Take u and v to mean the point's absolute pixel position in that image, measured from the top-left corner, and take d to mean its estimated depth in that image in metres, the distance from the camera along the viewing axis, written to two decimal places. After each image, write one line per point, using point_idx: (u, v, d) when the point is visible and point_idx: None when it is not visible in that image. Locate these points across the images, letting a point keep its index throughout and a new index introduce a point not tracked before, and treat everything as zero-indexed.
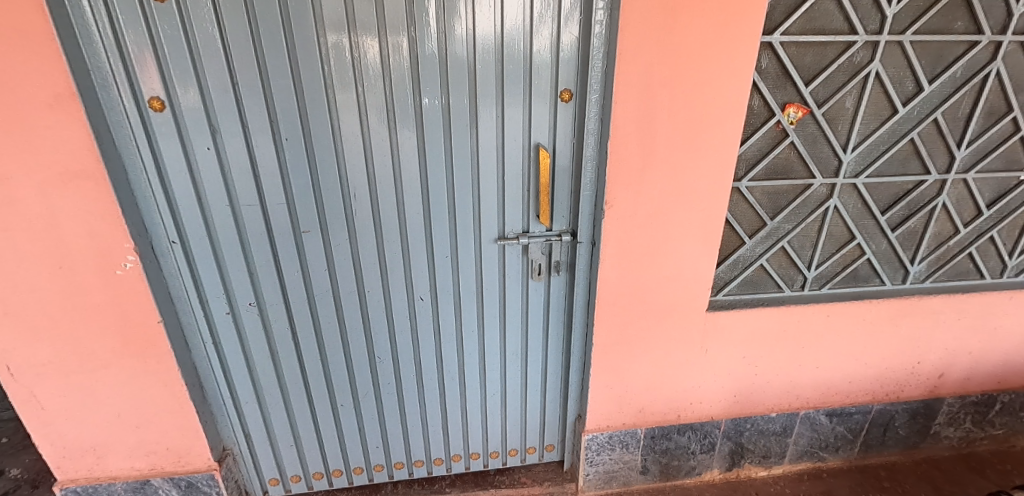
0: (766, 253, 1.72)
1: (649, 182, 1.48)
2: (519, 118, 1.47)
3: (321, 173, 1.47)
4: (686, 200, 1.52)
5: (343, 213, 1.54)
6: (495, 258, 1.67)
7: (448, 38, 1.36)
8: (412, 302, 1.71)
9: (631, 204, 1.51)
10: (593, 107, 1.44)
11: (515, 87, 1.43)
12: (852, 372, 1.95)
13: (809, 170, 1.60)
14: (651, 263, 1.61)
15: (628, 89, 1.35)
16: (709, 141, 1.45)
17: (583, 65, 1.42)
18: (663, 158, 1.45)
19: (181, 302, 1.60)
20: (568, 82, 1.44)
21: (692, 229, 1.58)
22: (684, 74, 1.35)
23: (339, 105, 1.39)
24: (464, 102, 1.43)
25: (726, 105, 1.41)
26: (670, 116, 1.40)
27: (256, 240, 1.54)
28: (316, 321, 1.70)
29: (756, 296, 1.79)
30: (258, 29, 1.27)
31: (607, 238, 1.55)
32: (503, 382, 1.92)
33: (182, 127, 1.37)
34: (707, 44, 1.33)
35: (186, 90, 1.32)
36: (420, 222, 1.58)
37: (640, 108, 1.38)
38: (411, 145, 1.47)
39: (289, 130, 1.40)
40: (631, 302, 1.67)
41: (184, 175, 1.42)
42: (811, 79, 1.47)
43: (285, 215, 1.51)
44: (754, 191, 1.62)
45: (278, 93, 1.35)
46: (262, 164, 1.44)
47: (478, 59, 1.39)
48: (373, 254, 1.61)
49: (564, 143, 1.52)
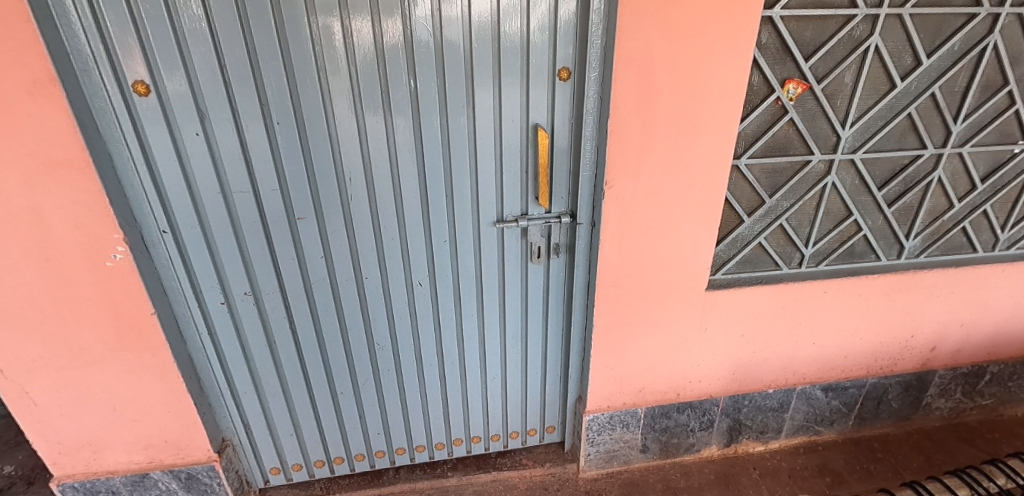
0: (765, 231, 1.72)
1: (649, 161, 1.46)
2: (516, 98, 1.44)
3: (315, 158, 1.44)
4: (685, 179, 1.51)
5: (339, 199, 1.51)
6: (494, 242, 1.65)
7: (443, 16, 1.31)
8: (411, 288, 1.70)
9: (631, 183, 1.49)
10: (592, 86, 1.41)
11: (512, 67, 1.40)
12: (847, 347, 1.97)
13: (807, 147, 1.60)
14: (651, 243, 1.61)
15: (628, 67, 1.33)
16: (709, 119, 1.43)
17: (581, 43, 1.39)
18: (663, 136, 1.44)
19: (174, 293, 1.56)
20: (567, 60, 1.41)
21: (691, 209, 1.57)
22: (685, 50, 1.33)
23: (331, 88, 1.35)
24: (460, 83, 1.40)
25: (726, 82, 1.39)
26: (670, 93, 1.38)
27: (250, 228, 1.50)
28: (314, 309, 1.68)
29: (754, 275, 1.80)
30: (245, 9, 1.22)
31: (607, 219, 1.54)
32: (503, 366, 1.92)
33: (169, 113, 1.32)
34: (708, 18, 1.30)
35: (172, 74, 1.27)
36: (417, 206, 1.56)
37: (641, 86, 1.36)
38: (406, 129, 1.44)
39: (281, 114, 1.36)
40: (631, 283, 1.67)
41: (173, 163, 1.38)
42: (811, 54, 1.45)
43: (279, 202, 1.48)
44: (754, 169, 1.62)
45: (268, 76, 1.31)
46: (254, 150, 1.39)
47: (474, 37, 1.35)
48: (370, 240, 1.59)
49: (563, 123, 1.49)
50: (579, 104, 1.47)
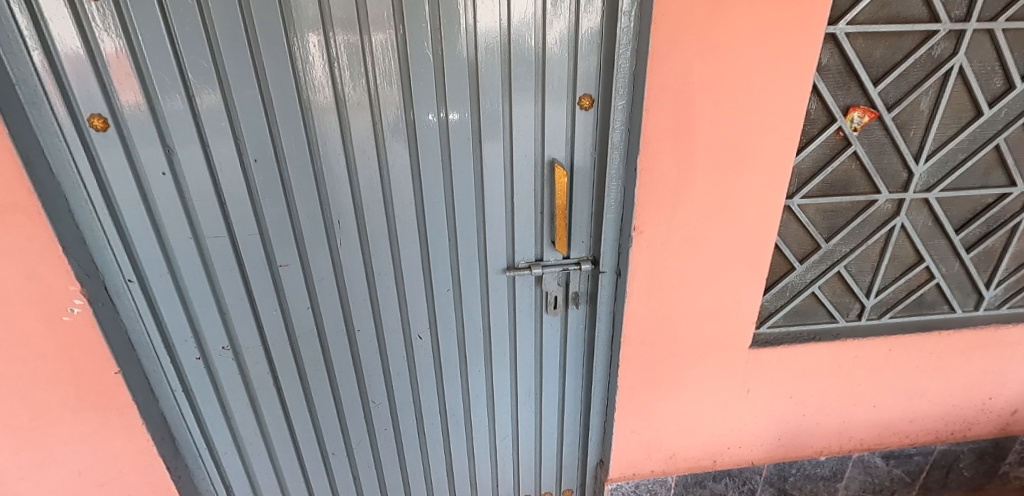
0: (819, 279, 1.48)
1: (687, 201, 1.24)
2: (529, 130, 1.24)
3: (298, 199, 1.25)
4: (727, 223, 1.28)
5: (327, 244, 1.32)
6: (504, 291, 1.44)
7: (444, 38, 1.13)
8: (410, 341, 1.49)
9: (663, 228, 1.27)
10: (619, 116, 1.20)
11: (525, 94, 1.20)
12: (914, 410, 1.70)
13: (873, 184, 1.36)
14: (686, 296, 1.37)
15: (663, 95, 1.11)
16: (758, 154, 1.21)
17: (606, 66, 1.19)
18: (703, 172, 1.21)
19: (143, 346, 1.39)
20: (588, 86, 1.21)
21: (734, 257, 1.33)
22: (731, 74, 1.11)
23: (316, 120, 1.17)
24: (465, 113, 1.21)
25: (780, 111, 1.16)
26: (712, 126, 1.16)
27: (226, 275, 1.32)
28: (300, 364, 1.48)
29: (805, 328, 1.55)
30: (215, 31, 1.05)
31: (635, 269, 1.31)
32: (515, 425, 1.69)
33: (131, 149, 1.15)
34: (760, 37, 1.08)
35: (133, 105, 1.10)
36: (416, 251, 1.36)
37: (678, 117, 1.14)
38: (403, 165, 1.25)
39: (258, 150, 1.18)
40: (662, 340, 1.43)
41: (137, 205, 1.21)
42: (881, 78, 1.22)
43: (258, 248, 1.30)
44: (808, 210, 1.38)
45: (243, 107, 1.13)
46: (228, 189, 1.22)
47: (480, 61, 1.16)
48: (363, 289, 1.39)
49: (584, 158, 1.28)
50: (603, 136, 1.26)
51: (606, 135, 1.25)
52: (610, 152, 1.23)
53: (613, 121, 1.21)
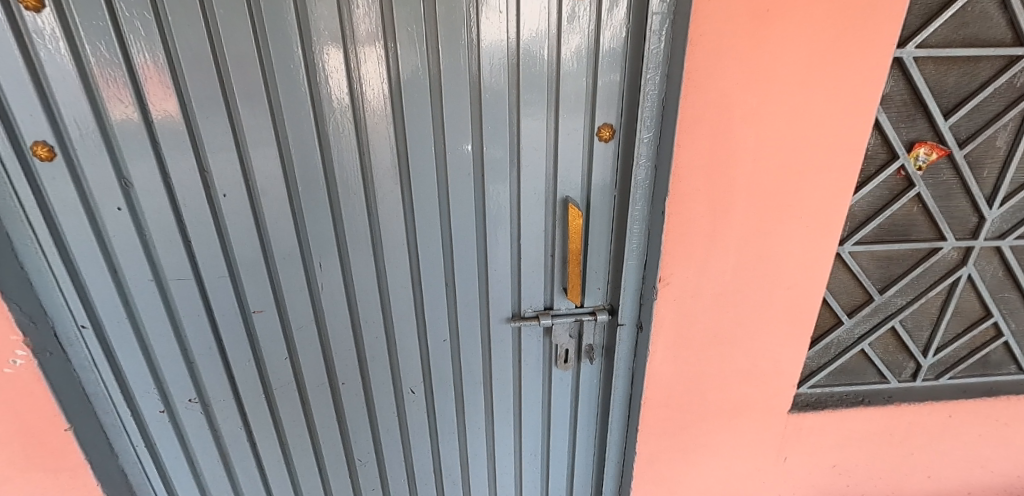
0: (870, 335, 1.29)
1: (723, 249, 1.06)
2: (539, 165, 1.08)
3: (274, 237, 1.09)
4: (767, 275, 1.10)
5: (307, 288, 1.16)
6: (508, 343, 1.27)
7: (441, 62, 0.98)
8: (400, 396, 1.32)
9: (694, 279, 1.09)
10: (644, 151, 1.03)
11: (535, 126, 1.05)
12: (973, 482, 1.49)
13: (937, 230, 1.18)
14: (717, 355, 1.19)
15: (700, 128, 0.94)
16: (807, 197, 1.02)
17: (631, 92, 1.02)
18: (742, 217, 1.03)
19: (100, 397, 1.23)
20: (608, 114, 1.05)
21: (774, 313, 1.15)
22: (779, 105, 0.93)
23: (294, 151, 1.02)
24: (465, 147, 1.05)
25: (835, 149, 0.98)
26: (755, 164, 0.98)
27: (192, 322, 1.16)
28: (277, 419, 1.32)
29: (852, 388, 1.36)
30: (178, 50, 0.91)
31: (661, 324, 1.13)
32: (518, 487, 1.51)
33: (83, 182, 1.00)
34: (817, 62, 0.91)
35: (84, 132, 0.95)
36: (408, 297, 1.20)
37: (717, 154, 0.96)
38: (394, 202, 1.09)
39: (228, 184, 1.03)
40: (689, 402, 1.24)
41: (90, 243, 1.05)
42: (952, 109, 1.05)
43: (228, 291, 1.14)
44: (860, 257, 1.20)
45: (211, 135, 0.98)
46: (195, 226, 1.06)
47: (484, 87, 1.01)
48: (347, 338, 1.23)
49: (602, 197, 1.12)
50: (625, 172, 1.09)
51: (629, 171, 1.07)
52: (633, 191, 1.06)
53: (636, 155, 1.03)
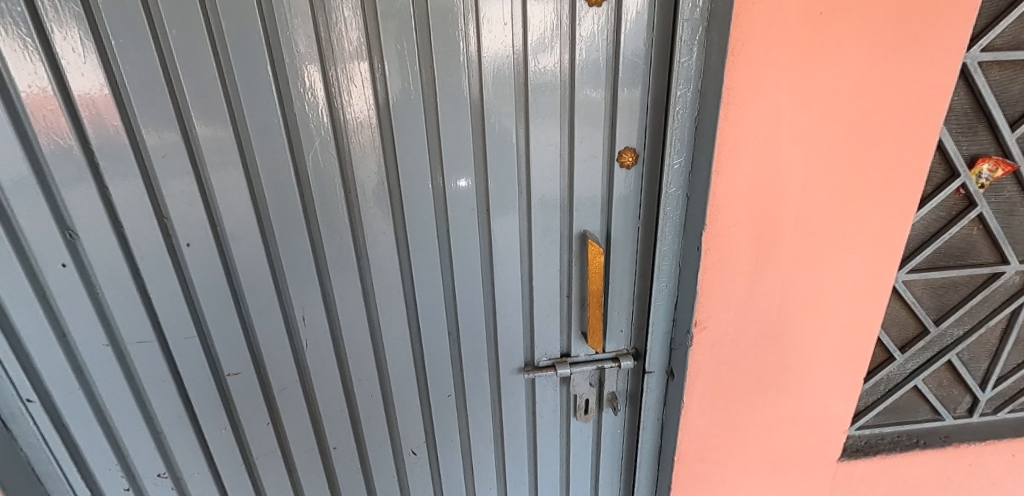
0: (924, 370, 1.15)
1: (767, 286, 0.92)
2: (553, 197, 0.95)
3: (249, 290, 0.95)
4: (817, 312, 0.96)
5: (289, 345, 1.01)
6: (520, 395, 1.12)
7: (437, 85, 0.84)
8: (401, 458, 1.17)
9: (734, 322, 0.95)
10: (674, 178, 0.89)
11: (547, 154, 0.91)
12: None
13: (998, 253, 1.05)
14: (760, 403, 1.04)
15: (742, 152, 0.81)
16: (863, 225, 0.89)
17: (657, 112, 0.89)
18: (789, 250, 0.90)
19: (52, 480, 1.05)
20: (630, 137, 0.91)
21: (824, 354, 1.01)
22: (831, 122, 0.81)
23: (268, 192, 0.87)
24: (468, 180, 0.92)
25: (894, 169, 0.85)
26: (804, 189, 0.85)
27: (157, 390, 1.00)
28: (260, 490, 1.16)
29: (903, 428, 1.22)
30: (126, 81, 0.77)
31: (697, 372, 0.99)
32: None
33: (18, 237, 0.84)
34: (875, 71, 0.78)
35: (14, 179, 0.80)
36: (407, 350, 1.05)
37: (761, 180, 0.83)
38: (387, 245, 0.95)
39: (192, 232, 0.89)
40: (728, 456, 1.10)
41: (31, 305, 0.89)
42: (1018, 120, 0.92)
43: (197, 353, 0.98)
44: (914, 286, 1.07)
45: (169, 177, 0.84)
46: (155, 282, 0.92)
47: (487, 110, 0.87)
48: (338, 398, 1.07)
49: (624, 230, 0.98)
50: (651, 202, 0.96)
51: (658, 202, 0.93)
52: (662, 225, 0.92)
53: (665, 184, 0.89)
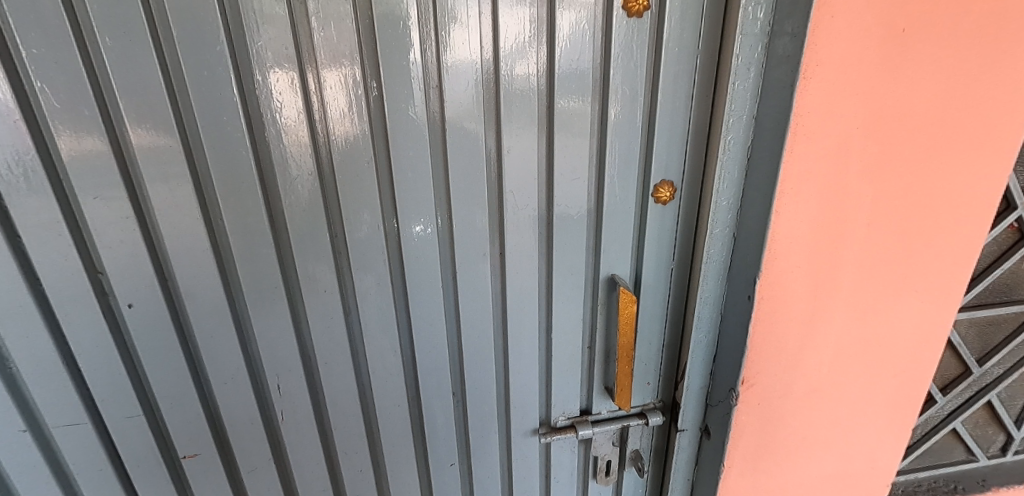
0: (964, 412, 1.07)
1: (820, 336, 0.81)
2: (578, 237, 0.81)
3: (210, 355, 0.77)
4: (870, 361, 0.86)
5: (261, 418, 0.83)
6: (534, 458, 0.98)
7: (446, 106, 0.70)
8: None
9: (783, 376, 0.83)
10: (720, 216, 0.77)
11: (574, 187, 0.77)
12: None
13: None
14: (803, 461, 0.93)
15: (806, 188, 0.69)
16: (924, 266, 0.79)
17: (699, 141, 0.77)
18: (847, 296, 0.79)
19: None
20: (669, 168, 0.78)
21: (873, 406, 0.91)
22: (902, 153, 0.70)
23: (234, 238, 0.70)
24: (480, 220, 0.77)
25: (961, 205, 0.76)
26: (868, 228, 0.74)
27: (92, 481, 0.80)
28: None
29: (938, 472, 1.14)
30: (44, 102, 0.60)
31: (740, 433, 0.87)
32: None
33: None
34: (952, 97, 0.68)
35: None
36: (403, 416, 0.89)
37: (823, 219, 0.72)
38: (382, 297, 0.79)
39: (136, 289, 0.70)
40: None
41: None
42: None
43: (144, 434, 0.79)
44: (959, 325, 0.98)
45: (104, 222, 0.66)
46: (88, 350, 0.73)
47: (505, 137, 0.72)
48: (320, 475, 0.90)
49: (656, 272, 0.85)
50: (688, 241, 0.83)
51: (699, 243, 0.80)
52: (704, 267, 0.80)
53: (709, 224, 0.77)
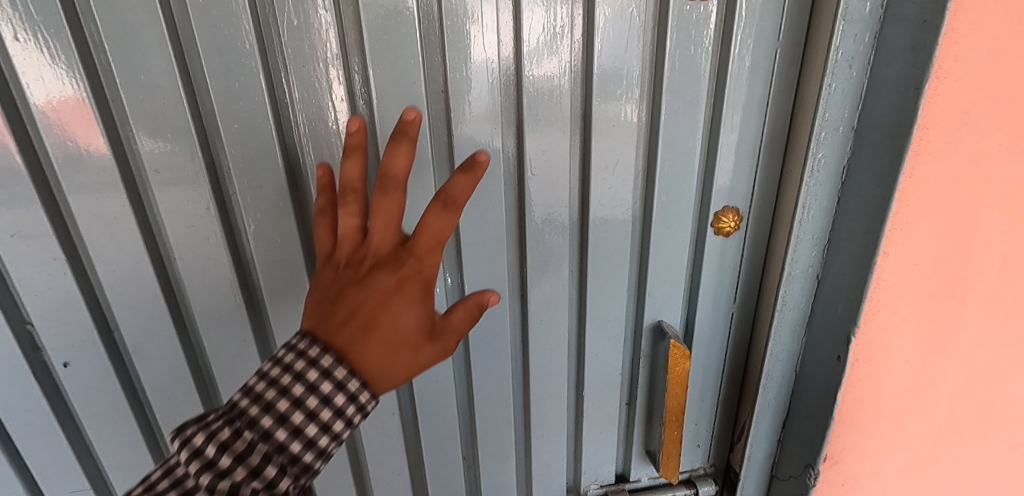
0: None
1: (927, 404, 0.64)
2: (619, 279, 0.65)
3: (172, 421, 0.63)
4: (986, 433, 0.68)
5: None
6: None
7: (453, 118, 0.55)
8: None
9: (875, 451, 0.66)
10: (801, 257, 0.59)
11: (616, 218, 0.62)
12: None
13: None
14: None
15: (925, 220, 0.53)
16: None
17: (773, 157, 0.61)
18: (966, 356, 0.61)
19: None
20: (734, 192, 0.62)
21: (984, 486, 0.73)
22: None
23: (194, 284, 0.57)
24: (496, 259, 0.62)
25: None
26: (999, 272, 0.57)
27: None
28: None
29: None
30: None
31: None
32: None
33: None
34: None
35: None
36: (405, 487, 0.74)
37: (942, 259, 0.55)
38: None
39: (76, 346, 0.57)
40: None
41: None
42: None
43: None
44: None
45: (31, 268, 0.53)
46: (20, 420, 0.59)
47: (529, 157, 0.57)
48: None
49: (712, 317, 0.70)
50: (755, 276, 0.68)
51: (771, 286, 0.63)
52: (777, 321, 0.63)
53: (782, 263, 0.60)
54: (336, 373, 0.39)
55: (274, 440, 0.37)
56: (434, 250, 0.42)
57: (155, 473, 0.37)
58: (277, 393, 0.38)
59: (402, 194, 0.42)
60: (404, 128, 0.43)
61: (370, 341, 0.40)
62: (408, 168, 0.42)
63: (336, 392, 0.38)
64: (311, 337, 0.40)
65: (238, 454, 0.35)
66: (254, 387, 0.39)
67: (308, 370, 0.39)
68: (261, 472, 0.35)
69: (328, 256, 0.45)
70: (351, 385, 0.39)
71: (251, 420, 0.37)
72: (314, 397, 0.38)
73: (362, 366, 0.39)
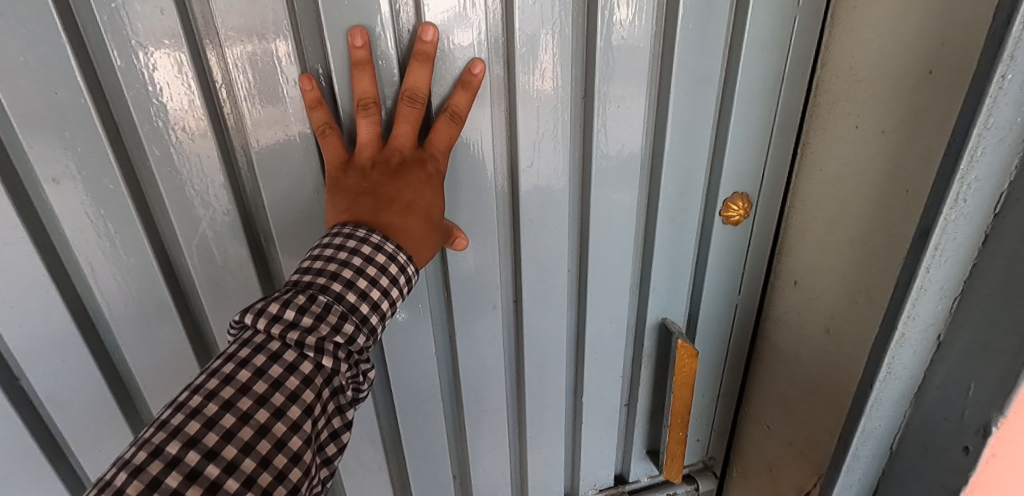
0: None
1: None
2: (623, 276, 0.59)
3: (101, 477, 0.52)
4: None
5: None
6: None
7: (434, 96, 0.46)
8: None
9: None
10: (923, 314, 0.45)
11: (620, 212, 0.55)
12: None
13: None
14: None
15: None
16: None
17: (870, 177, 0.48)
18: None
19: None
20: (745, 176, 0.57)
21: None
22: None
23: (120, 318, 0.45)
24: (489, 265, 0.54)
25: None
26: None
27: None
28: None
29: None
30: None
31: None
32: None
33: None
34: None
35: None
36: None
37: None
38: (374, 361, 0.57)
39: None
40: None
41: None
42: None
43: None
44: None
45: None
46: None
47: (526, 144, 0.49)
48: None
49: (717, 310, 0.65)
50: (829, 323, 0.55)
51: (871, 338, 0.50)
52: (881, 391, 0.49)
53: (885, 311, 0.47)
54: (358, 284, 0.40)
55: (301, 373, 0.37)
56: (446, 151, 0.45)
57: (165, 411, 0.34)
58: (297, 312, 0.37)
59: (416, 125, 0.43)
60: (421, 50, 0.41)
61: (406, 222, 0.43)
62: (423, 83, 0.42)
63: (360, 301, 0.40)
64: (354, 224, 0.42)
65: (274, 380, 0.36)
66: (267, 312, 0.37)
67: (331, 282, 0.39)
68: (297, 396, 0.36)
69: (346, 163, 0.43)
70: (373, 294, 0.40)
71: (273, 353, 0.37)
72: (337, 311, 0.39)
73: (406, 241, 0.43)
